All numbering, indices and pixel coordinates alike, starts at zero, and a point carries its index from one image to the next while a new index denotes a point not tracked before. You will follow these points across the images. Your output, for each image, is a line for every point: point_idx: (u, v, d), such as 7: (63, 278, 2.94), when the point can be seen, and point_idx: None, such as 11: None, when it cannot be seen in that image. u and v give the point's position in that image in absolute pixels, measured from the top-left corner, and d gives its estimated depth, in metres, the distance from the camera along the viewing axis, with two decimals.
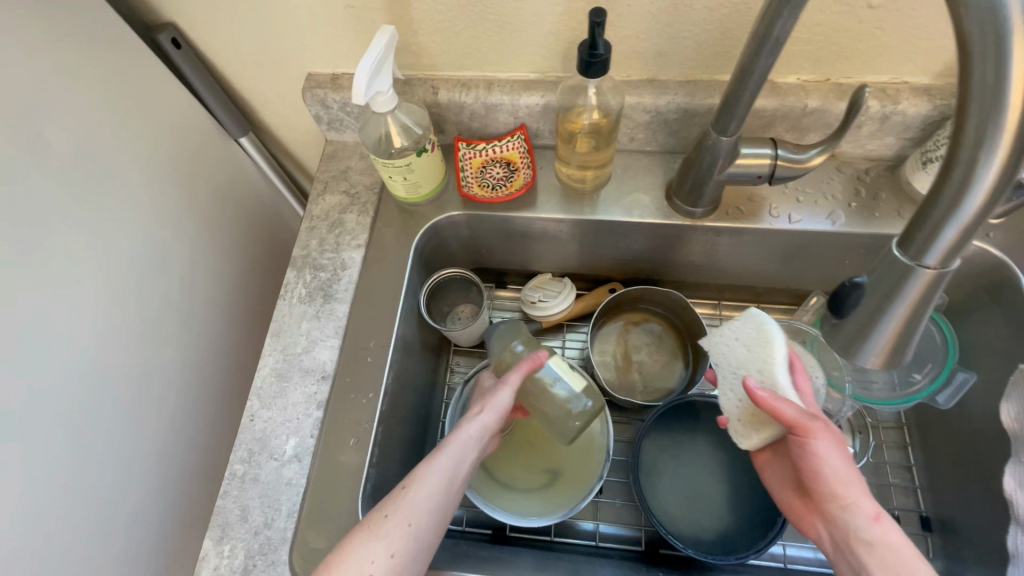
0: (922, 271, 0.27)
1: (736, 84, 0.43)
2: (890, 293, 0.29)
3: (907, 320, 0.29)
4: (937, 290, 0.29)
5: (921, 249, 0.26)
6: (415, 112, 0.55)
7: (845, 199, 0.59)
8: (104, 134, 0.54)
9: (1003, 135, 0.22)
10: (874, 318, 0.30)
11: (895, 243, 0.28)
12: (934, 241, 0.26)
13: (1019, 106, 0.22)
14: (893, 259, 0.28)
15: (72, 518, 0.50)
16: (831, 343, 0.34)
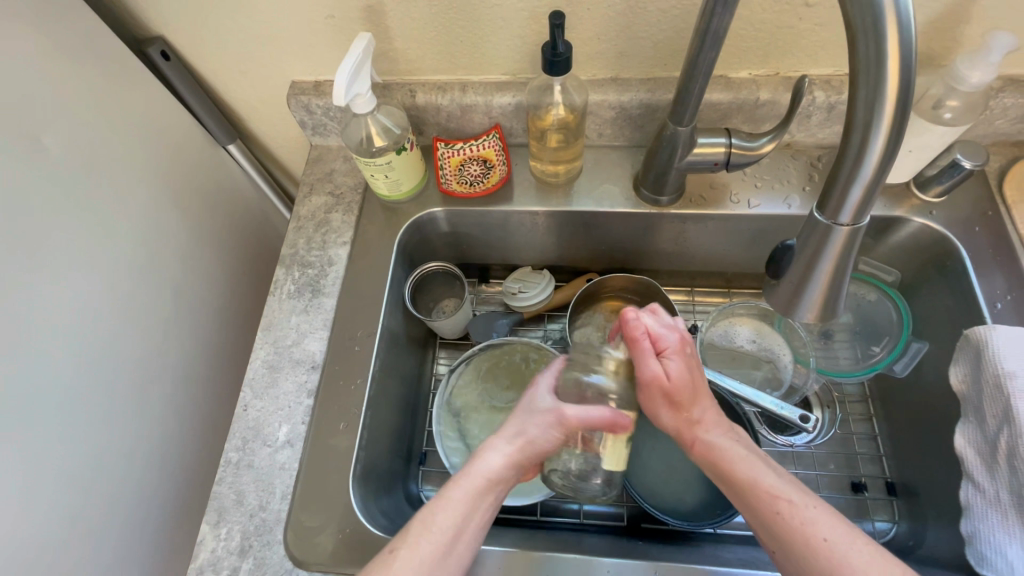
0: (840, 228, 0.31)
1: (687, 76, 0.47)
2: (816, 251, 0.33)
3: (833, 274, 0.33)
4: (854, 245, 0.33)
5: (836, 208, 0.30)
6: (394, 114, 0.59)
7: (800, 184, 0.63)
8: (95, 139, 0.57)
9: (887, 101, 0.27)
10: (806, 276, 0.34)
11: (814, 208, 0.32)
12: (845, 200, 0.30)
13: (896, 77, 0.26)
14: (814, 221, 0.32)
15: (69, 508, 0.52)
16: (773, 305, 0.38)
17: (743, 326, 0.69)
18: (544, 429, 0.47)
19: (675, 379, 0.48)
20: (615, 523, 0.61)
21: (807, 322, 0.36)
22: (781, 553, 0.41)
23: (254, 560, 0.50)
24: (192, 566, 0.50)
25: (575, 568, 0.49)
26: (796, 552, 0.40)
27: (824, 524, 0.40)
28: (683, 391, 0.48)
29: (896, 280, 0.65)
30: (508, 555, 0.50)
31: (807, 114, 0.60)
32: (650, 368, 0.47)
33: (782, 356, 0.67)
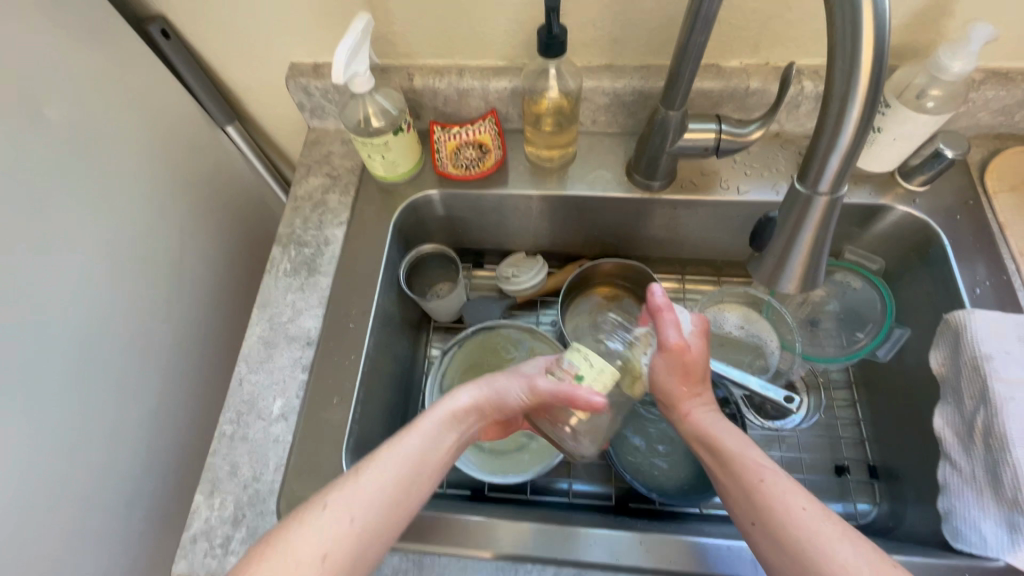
0: (819, 197, 0.33)
1: (678, 59, 0.48)
2: (797, 222, 0.34)
3: (814, 245, 0.35)
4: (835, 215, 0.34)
5: (816, 178, 0.32)
6: (392, 96, 0.60)
7: (789, 172, 0.64)
8: (94, 114, 0.57)
9: (862, 71, 0.28)
10: (789, 247, 0.35)
11: (795, 178, 0.33)
12: (824, 170, 0.31)
13: (870, 47, 0.27)
14: (794, 193, 0.34)
15: (61, 478, 0.52)
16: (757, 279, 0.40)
17: (731, 312, 0.70)
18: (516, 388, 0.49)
19: (692, 353, 0.49)
20: (603, 502, 0.63)
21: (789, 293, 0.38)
22: (755, 520, 0.42)
23: (247, 529, 0.51)
24: (186, 535, 0.51)
25: (563, 537, 0.50)
26: (770, 520, 0.41)
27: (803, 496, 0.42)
28: (698, 365, 0.50)
29: (880, 269, 0.67)
30: (497, 525, 0.51)
31: (797, 103, 0.61)
32: (676, 341, 0.48)
33: (769, 342, 0.67)
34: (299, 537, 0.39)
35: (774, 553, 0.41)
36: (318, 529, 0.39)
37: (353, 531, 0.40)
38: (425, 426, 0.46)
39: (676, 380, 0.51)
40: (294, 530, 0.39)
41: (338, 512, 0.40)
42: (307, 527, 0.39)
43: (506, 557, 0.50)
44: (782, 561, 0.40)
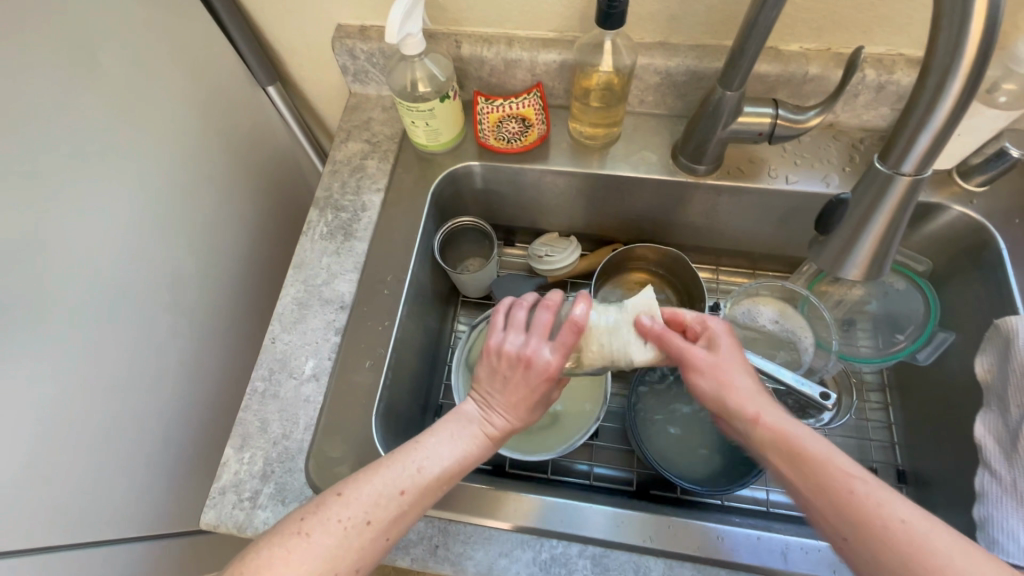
0: (901, 176, 0.37)
1: (743, 35, 0.47)
2: (875, 200, 0.39)
3: (889, 222, 0.39)
4: (914, 196, 0.38)
5: (900, 157, 0.36)
6: (441, 62, 0.59)
7: (839, 164, 0.62)
8: (141, 63, 0.56)
9: (964, 58, 0.30)
10: (864, 221, 0.40)
11: (875, 159, 0.38)
12: (910, 148, 0.35)
13: (977, 34, 0.30)
14: (876, 172, 0.38)
15: (99, 424, 0.53)
16: (823, 256, 0.44)
17: (766, 306, 0.68)
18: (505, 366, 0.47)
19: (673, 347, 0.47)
20: (623, 487, 0.62)
21: (856, 268, 0.42)
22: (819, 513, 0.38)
23: (275, 485, 0.51)
24: (215, 486, 0.51)
25: (589, 515, 0.50)
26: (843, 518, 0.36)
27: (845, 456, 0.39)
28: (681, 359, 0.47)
29: (928, 269, 0.65)
30: (522, 498, 0.51)
31: (856, 93, 0.59)
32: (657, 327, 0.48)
33: (804, 338, 0.66)
34: (305, 560, 0.37)
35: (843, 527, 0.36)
36: (335, 544, 0.38)
37: (359, 548, 0.39)
38: (434, 439, 0.44)
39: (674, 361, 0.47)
40: (290, 554, 0.37)
41: (377, 533, 0.39)
42: (300, 551, 0.37)
43: (531, 530, 0.50)
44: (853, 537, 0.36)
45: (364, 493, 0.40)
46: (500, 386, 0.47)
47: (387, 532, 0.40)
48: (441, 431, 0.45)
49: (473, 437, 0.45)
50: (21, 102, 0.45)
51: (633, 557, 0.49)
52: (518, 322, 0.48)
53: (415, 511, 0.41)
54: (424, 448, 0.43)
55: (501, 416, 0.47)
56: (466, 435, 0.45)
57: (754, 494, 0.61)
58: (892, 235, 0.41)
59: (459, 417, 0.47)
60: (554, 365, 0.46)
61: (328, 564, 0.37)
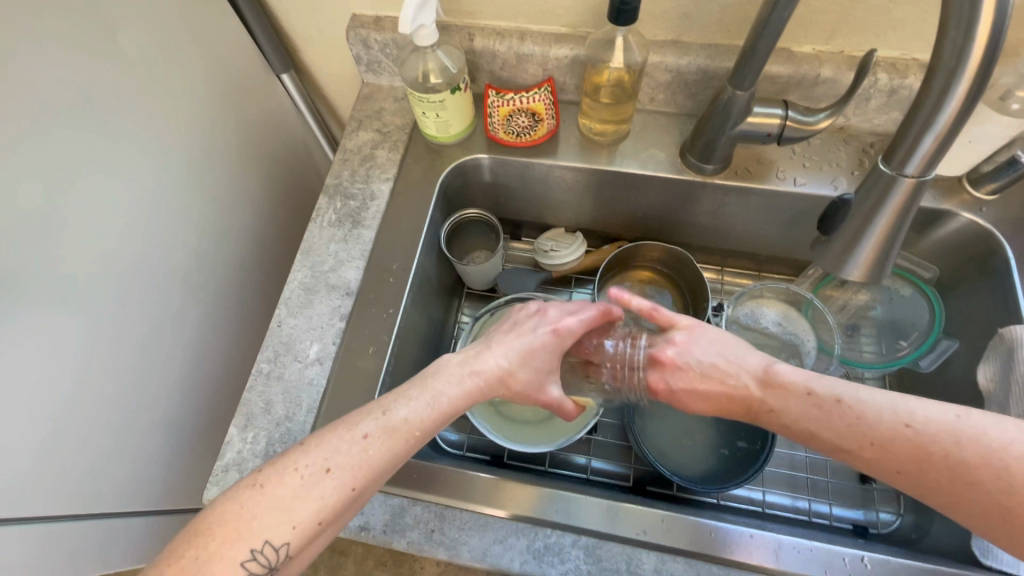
0: (904, 178, 0.37)
1: (754, 35, 0.47)
2: (877, 202, 0.39)
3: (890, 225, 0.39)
4: (917, 198, 0.38)
5: (903, 159, 0.36)
6: (453, 54, 0.59)
7: (849, 168, 0.62)
8: (159, 48, 0.57)
9: (970, 61, 0.31)
10: (866, 223, 0.40)
11: (879, 159, 0.39)
12: (914, 151, 0.35)
13: (983, 38, 0.30)
14: (879, 174, 0.38)
15: (108, 398, 0.54)
16: (823, 259, 0.44)
17: (770, 308, 0.68)
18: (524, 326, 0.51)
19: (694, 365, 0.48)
20: (620, 482, 0.63)
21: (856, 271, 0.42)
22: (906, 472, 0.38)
23: None
24: (218, 463, 0.52)
25: (583, 505, 0.50)
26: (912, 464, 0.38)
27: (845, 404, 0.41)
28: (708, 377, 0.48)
29: (934, 276, 0.64)
30: (518, 486, 0.51)
31: (867, 96, 0.59)
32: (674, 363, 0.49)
33: (807, 341, 0.66)
34: (260, 512, 0.37)
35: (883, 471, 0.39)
36: (290, 495, 0.38)
37: (315, 503, 0.38)
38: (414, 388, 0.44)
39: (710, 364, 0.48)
40: (245, 507, 0.37)
41: (338, 480, 0.39)
42: (256, 502, 0.37)
43: (526, 519, 0.50)
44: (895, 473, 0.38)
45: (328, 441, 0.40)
46: (515, 335, 0.49)
47: (352, 482, 0.39)
48: (426, 375, 0.45)
49: (454, 383, 0.45)
50: (44, 81, 0.46)
51: (626, 549, 0.49)
52: (568, 302, 0.54)
53: (377, 461, 0.40)
54: (398, 395, 0.43)
55: (493, 358, 0.47)
56: (449, 387, 0.45)
57: (751, 494, 0.62)
58: (893, 239, 0.41)
59: (440, 368, 0.46)
60: (563, 327, 0.50)
61: (283, 516, 0.37)
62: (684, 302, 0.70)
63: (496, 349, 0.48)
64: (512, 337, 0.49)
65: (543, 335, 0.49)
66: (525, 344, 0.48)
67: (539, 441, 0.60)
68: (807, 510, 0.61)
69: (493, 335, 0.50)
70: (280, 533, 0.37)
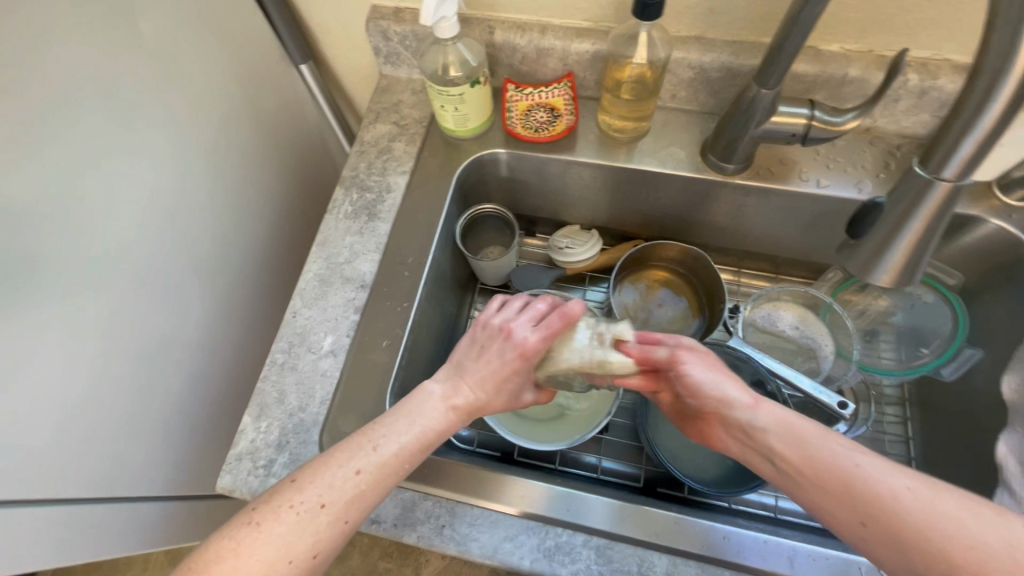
0: (942, 179, 0.36)
1: (783, 32, 0.46)
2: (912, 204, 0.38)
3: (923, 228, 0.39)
4: (954, 200, 0.37)
5: (942, 161, 0.35)
6: (474, 47, 0.59)
7: (874, 170, 0.61)
8: (180, 36, 0.57)
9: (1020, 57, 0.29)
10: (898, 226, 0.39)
11: (915, 162, 0.38)
12: (954, 152, 0.34)
13: None
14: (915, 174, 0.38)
15: (122, 384, 0.55)
16: (850, 262, 0.43)
17: (787, 311, 0.67)
18: (485, 344, 0.50)
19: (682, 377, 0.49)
20: (631, 483, 0.62)
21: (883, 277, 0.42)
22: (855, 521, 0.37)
23: (290, 455, 0.52)
24: (232, 452, 0.53)
25: (592, 508, 0.50)
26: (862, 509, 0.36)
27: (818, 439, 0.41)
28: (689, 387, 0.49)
29: (958, 283, 0.63)
30: (528, 484, 0.51)
31: (896, 97, 0.57)
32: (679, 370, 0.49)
33: (825, 346, 0.65)
34: (255, 548, 0.36)
35: (842, 514, 0.37)
36: (286, 533, 0.37)
37: (311, 540, 0.38)
38: (396, 420, 0.44)
39: (708, 374, 0.48)
40: (239, 547, 0.36)
41: (333, 516, 0.39)
42: (251, 541, 0.36)
43: (537, 517, 0.50)
44: (858, 523, 0.36)
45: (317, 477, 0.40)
46: (483, 363, 0.49)
47: (345, 514, 0.39)
48: (407, 406, 0.45)
49: (434, 414, 0.46)
50: (66, 66, 0.46)
51: (637, 551, 0.49)
52: (529, 305, 0.53)
53: (370, 495, 0.41)
54: (382, 427, 0.43)
55: (468, 390, 0.48)
56: (428, 414, 0.45)
57: (763, 499, 0.61)
58: (925, 242, 0.40)
59: (420, 400, 0.47)
60: (529, 343, 0.50)
61: (279, 554, 0.37)
62: (700, 303, 0.69)
63: (463, 380, 0.48)
64: (478, 363, 0.49)
65: (507, 357, 0.50)
66: (492, 370, 0.49)
67: (555, 439, 0.60)
68: None
69: (462, 362, 0.50)
70: (276, 569, 0.36)
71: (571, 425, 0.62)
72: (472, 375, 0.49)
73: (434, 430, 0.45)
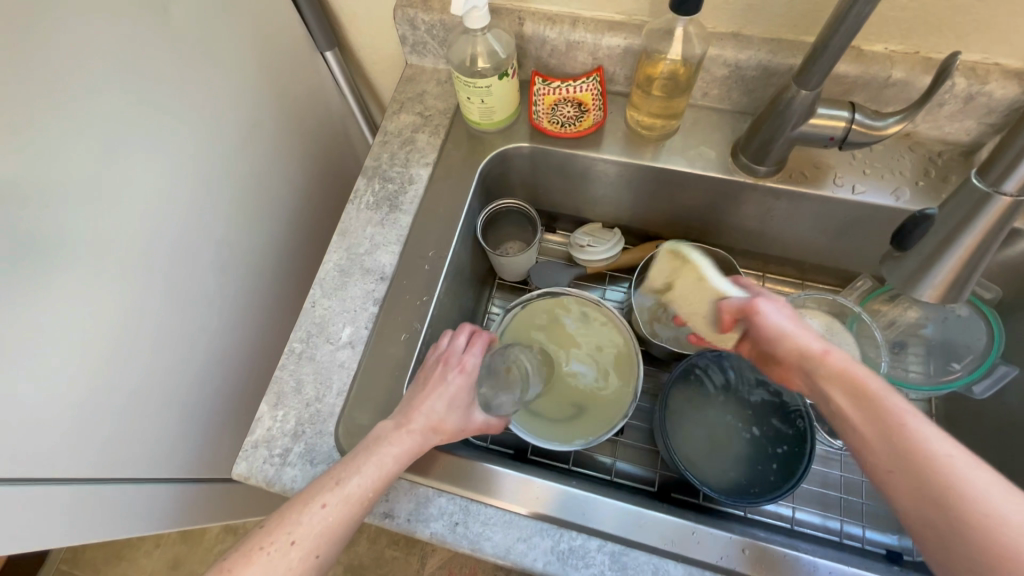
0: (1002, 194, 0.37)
1: (829, 30, 0.44)
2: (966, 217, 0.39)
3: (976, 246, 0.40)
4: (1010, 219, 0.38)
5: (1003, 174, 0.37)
6: (503, 38, 0.58)
7: (913, 177, 0.58)
8: (209, 20, 0.57)
9: None
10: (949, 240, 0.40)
11: (973, 173, 0.39)
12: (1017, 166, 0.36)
13: None
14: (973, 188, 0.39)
15: (141, 366, 0.55)
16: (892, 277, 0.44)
17: (814, 318, 0.65)
18: (428, 374, 0.52)
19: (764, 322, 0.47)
20: (645, 486, 0.61)
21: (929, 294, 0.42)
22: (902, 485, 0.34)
23: (305, 445, 0.52)
24: (248, 439, 0.53)
25: (607, 513, 0.49)
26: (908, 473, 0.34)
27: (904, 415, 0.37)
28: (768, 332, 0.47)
29: (995, 298, 0.61)
30: (543, 485, 0.51)
31: (940, 102, 0.55)
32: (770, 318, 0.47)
33: (850, 355, 0.63)
34: None
35: (889, 478, 0.35)
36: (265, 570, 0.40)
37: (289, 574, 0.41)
38: (360, 457, 0.46)
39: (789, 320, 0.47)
40: None
41: (306, 550, 0.41)
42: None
43: (550, 519, 0.50)
44: (888, 474, 0.35)
45: (292, 517, 0.42)
46: (431, 388, 0.51)
47: (319, 548, 0.42)
48: (369, 442, 0.47)
49: (394, 450, 0.47)
50: (97, 48, 0.46)
51: (653, 558, 0.48)
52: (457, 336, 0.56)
53: (340, 528, 0.43)
54: (348, 465, 0.45)
55: (424, 412, 0.49)
56: (389, 451, 0.47)
57: (780, 509, 0.60)
58: (975, 262, 0.41)
59: (378, 435, 0.48)
60: (470, 364, 0.53)
61: None
62: None
63: (413, 409, 0.49)
64: (426, 392, 0.51)
65: (457, 381, 0.52)
66: (444, 394, 0.51)
67: (566, 439, 0.59)
68: (838, 531, 0.58)
69: (411, 394, 0.51)
70: None
71: (585, 425, 0.60)
72: (427, 405, 0.50)
73: (398, 465, 0.47)
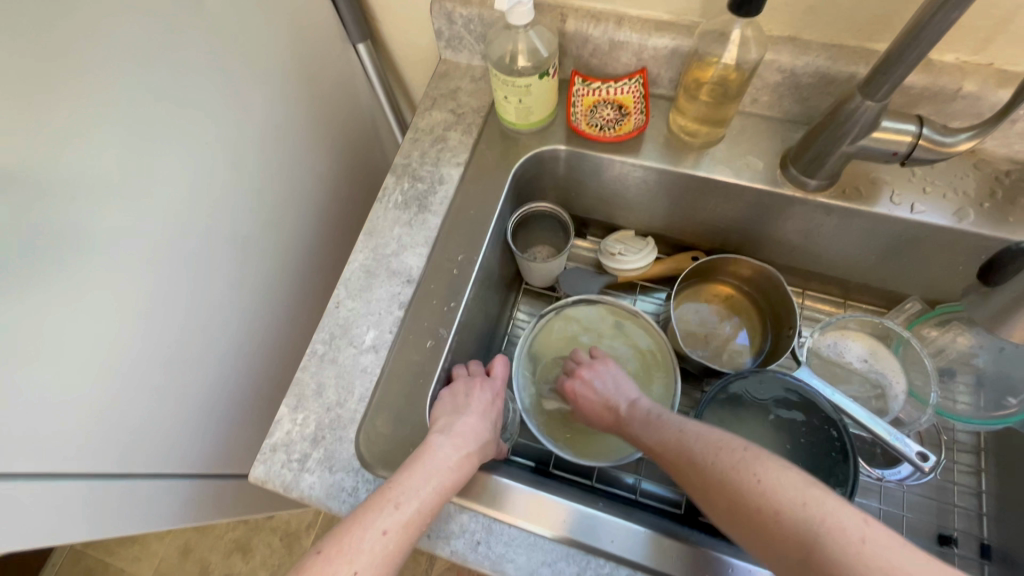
0: None
1: (905, 38, 0.40)
2: None
3: None
4: None
5: None
6: (545, 35, 0.55)
7: (977, 198, 0.54)
8: (243, 9, 0.55)
9: None
10: None
11: None
12: None
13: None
14: None
15: (163, 362, 0.54)
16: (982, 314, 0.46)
17: (856, 342, 0.62)
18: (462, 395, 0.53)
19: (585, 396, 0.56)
20: (671, 508, 0.59)
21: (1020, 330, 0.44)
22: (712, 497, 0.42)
23: (325, 451, 0.51)
24: (267, 441, 0.51)
25: (636, 540, 0.47)
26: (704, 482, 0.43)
27: (748, 449, 0.42)
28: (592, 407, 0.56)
29: None
30: (569, 507, 0.48)
31: (1013, 118, 0.51)
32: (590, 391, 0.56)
33: (895, 384, 0.60)
34: None
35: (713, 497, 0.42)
36: None
37: None
38: (410, 476, 0.45)
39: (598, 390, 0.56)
40: None
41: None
42: None
43: (576, 544, 0.47)
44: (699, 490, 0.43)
45: (348, 543, 0.41)
46: (473, 404, 0.52)
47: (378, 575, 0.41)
48: (417, 461, 0.47)
49: (449, 465, 0.47)
50: (130, 36, 0.44)
51: None
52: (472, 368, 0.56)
53: (399, 551, 0.42)
54: (401, 485, 0.45)
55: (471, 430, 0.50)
56: (441, 468, 0.46)
57: None
58: None
59: (429, 452, 0.47)
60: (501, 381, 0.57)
61: None
62: (767, 325, 0.65)
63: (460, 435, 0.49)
64: (467, 414, 0.51)
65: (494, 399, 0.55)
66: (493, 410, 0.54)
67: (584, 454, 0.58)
68: None
69: (449, 411, 0.51)
70: None
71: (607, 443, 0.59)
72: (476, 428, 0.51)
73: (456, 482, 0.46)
